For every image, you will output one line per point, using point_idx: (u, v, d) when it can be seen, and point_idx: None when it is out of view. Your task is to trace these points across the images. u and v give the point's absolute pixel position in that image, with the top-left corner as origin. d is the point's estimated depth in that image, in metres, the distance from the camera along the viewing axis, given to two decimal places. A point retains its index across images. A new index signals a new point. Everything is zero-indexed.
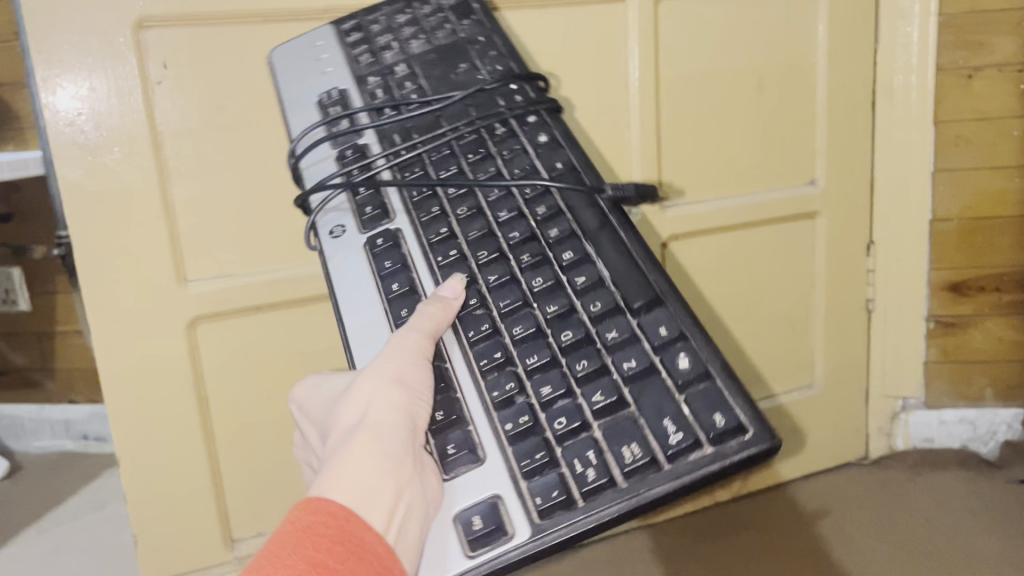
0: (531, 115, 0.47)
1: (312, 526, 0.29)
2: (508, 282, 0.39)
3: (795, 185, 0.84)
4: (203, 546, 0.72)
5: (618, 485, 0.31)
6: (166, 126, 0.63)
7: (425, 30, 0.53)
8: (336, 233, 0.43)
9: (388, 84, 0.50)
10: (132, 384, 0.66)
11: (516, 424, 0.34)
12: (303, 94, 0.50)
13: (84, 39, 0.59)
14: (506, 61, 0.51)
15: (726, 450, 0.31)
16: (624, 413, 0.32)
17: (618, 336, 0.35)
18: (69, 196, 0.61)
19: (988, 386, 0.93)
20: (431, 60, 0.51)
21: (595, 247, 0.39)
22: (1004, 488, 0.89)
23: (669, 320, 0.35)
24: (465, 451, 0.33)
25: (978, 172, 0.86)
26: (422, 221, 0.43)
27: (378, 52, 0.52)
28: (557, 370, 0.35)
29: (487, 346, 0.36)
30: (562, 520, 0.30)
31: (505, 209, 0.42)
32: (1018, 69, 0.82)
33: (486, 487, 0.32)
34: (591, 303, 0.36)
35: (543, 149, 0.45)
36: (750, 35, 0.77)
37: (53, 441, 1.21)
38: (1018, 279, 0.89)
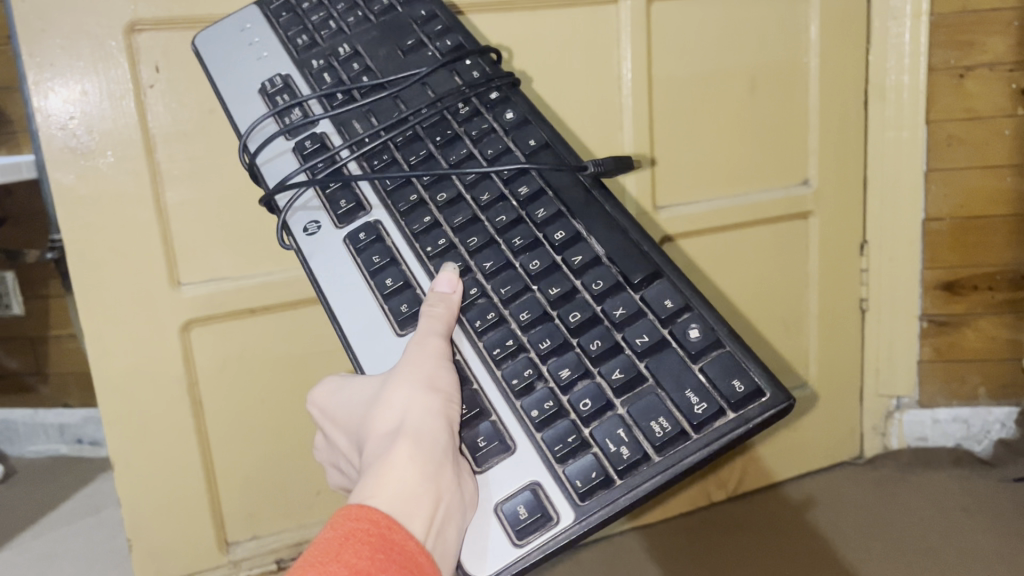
0: (492, 91, 0.46)
1: (356, 533, 0.29)
2: (505, 268, 0.39)
3: (789, 185, 0.84)
4: (199, 549, 0.72)
5: (652, 459, 0.32)
6: (159, 129, 0.63)
7: (359, 4, 0.50)
8: (311, 230, 0.43)
9: (333, 67, 0.48)
10: (125, 388, 0.66)
11: (541, 410, 0.35)
12: (245, 85, 0.48)
13: (75, 43, 0.59)
14: (453, 33, 0.49)
15: (749, 413, 0.33)
16: (645, 388, 0.34)
17: (625, 312, 0.36)
18: (62, 201, 0.61)
19: (981, 385, 0.93)
20: (374, 36, 0.49)
21: (585, 224, 0.40)
22: (998, 486, 0.90)
23: (672, 291, 0.36)
24: (496, 442, 0.34)
25: (971, 171, 0.86)
26: (402, 211, 0.42)
27: (316, 32, 0.50)
28: (572, 352, 0.36)
29: (499, 336, 0.37)
30: (605, 499, 0.32)
31: (486, 192, 0.42)
32: (1010, 68, 0.82)
33: (522, 475, 0.33)
34: (592, 282, 0.37)
35: (512, 127, 0.44)
36: (742, 35, 0.78)
37: (46, 446, 1.20)
38: (1010, 278, 0.89)
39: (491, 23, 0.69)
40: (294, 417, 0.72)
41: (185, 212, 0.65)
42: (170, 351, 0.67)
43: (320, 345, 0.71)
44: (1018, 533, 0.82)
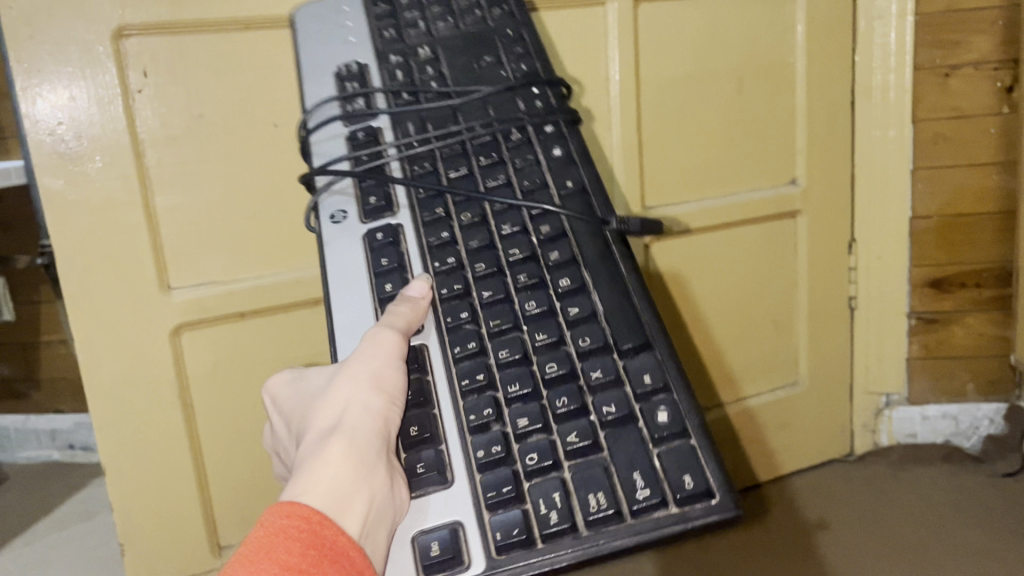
0: (549, 125, 0.46)
1: (287, 529, 0.29)
2: (501, 301, 0.39)
3: (776, 184, 0.85)
4: (192, 554, 0.72)
5: (578, 532, 0.31)
6: (147, 134, 0.63)
7: (453, 10, 0.51)
8: (337, 218, 0.44)
9: (409, 67, 0.49)
10: (116, 393, 0.66)
11: (488, 452, 0.34)
12: (323, 61, 0.49)
13: (63, 49, 0.59)
14: (532, 59, 0.49)
15: (690, 514, 0.31)
16: (597, 457, 0.33)
17: (602, 377, 0.35)
18: (50, 206, 0.60)
19: (970, 381, 0.93)
20: (456, 45, 0.49)
21: (594, 277, 0.39)
22: (986, 482, 0.90)
23: (654, 368, 0.35)
24: (434, 471, 0.34)
25: (957, 169, 0.86)
26: (425, 222, 0.43)
27: (404, 29, 0.50)
28: (537, 403, 0.35)
29: (470, 366, 0.37)
30: (518, 559, 0.31)
31: (509, 223, 0.42)
32: (995, 66, 0.83)
33: (449, 513, 0.33)
34: (580, 337, 0.37)
35: (555, 163, 0.44)
36: (729, 36, 0.78)
37: (39, 451, 1.20)
38: (998, 274, 0.89)
39: None
40: None
41: (175, 217, 0.65)
42: (161, 355, 0.67)
43: (310, 347, 0.71)
44: (1009, 528, 0.82)
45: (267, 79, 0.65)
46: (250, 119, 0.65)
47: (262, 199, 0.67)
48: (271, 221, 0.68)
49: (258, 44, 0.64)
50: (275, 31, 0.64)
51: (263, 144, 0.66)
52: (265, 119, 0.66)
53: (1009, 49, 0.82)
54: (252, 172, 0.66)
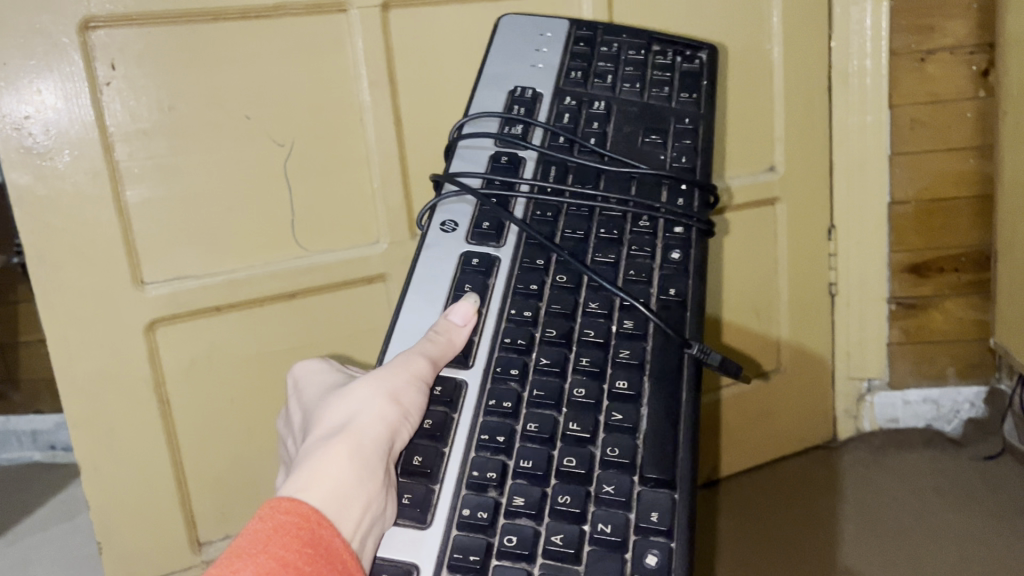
0: (680, 226, 0.45)
1: (285, 525, 0.31)
2: (558, 373, 0.40)
3: (756, 171, 0.85)
4: (169, 550, 0.71)
5: None
6: (117, 128, 0.62)
7: (646, 80, 0.51)
8: (447, 228, 0.45)
9: (579, 114, 0.49)
10: (91, 389, 0.65)
11: (473, 514, 0.35)
12: (506, 80, 0.51)
13: (28, 41, 0.58)
14: (696, 156, 0.47)
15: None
16: (568, 567, 0.34)
17: (613, 493, 0.36)
18: (19, 201, 0.60)
19: (949, 365, 0.94)
20: (632, 113, 0.49)
21: (653, 389, 0.39)
22: (967, 464, 0.91)
23: (665, 510, 0.35)
24: (417, 507, 0.36)
25: (934, 155, 0.86)
26: (522, 266, 0.43)
27: (592, 76, 0.51)
28: (540, 488, 0.36)
29: (496, 425, 0.38)
30: None
31: (596, 302, 0.42)
32: (971, 51, 0.82)
33: (410, 552, 0.35)
34: (609, 447, 0.37)
35: (668, 269, 0.43)
36: (705, 23, 0.78)
37: (20, 453, 1.19)
38: (974, 259, 0.89)
39: (451, 14, 0.69)
40: (265, 412, 0.72)
41: (147, 210, 0.64)
42: (135, 352, 0.66)
43: (287, 341, 0.71)
44: (989, 512, 0.83)
45: (240, 71, 0.64)
46: (220, 111, 0.64)
47: (233, 191, 0.66)
48: (244, 214, 0.67)
49: (229, 34, 0.63)
50: (244, 20, 0.63)
51: (234, 136, 0.65)
52: (237, 111, 0.65)
53: (984, 33, 0.82)
54: (224, 165, 0.66)
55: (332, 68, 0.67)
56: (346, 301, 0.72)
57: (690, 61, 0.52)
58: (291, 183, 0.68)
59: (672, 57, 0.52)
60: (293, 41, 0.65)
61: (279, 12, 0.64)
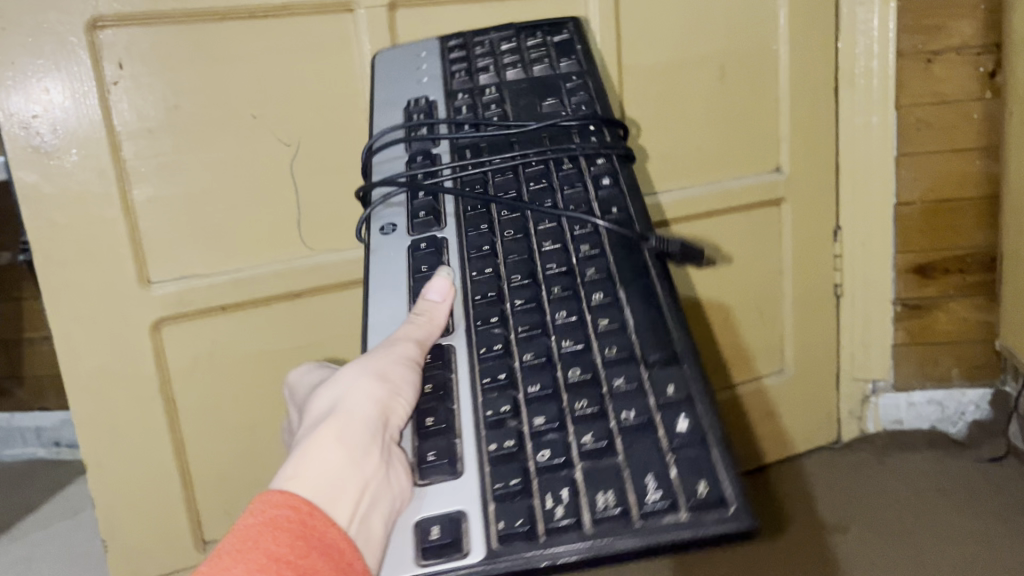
0: (601, 158, 0.44)
1: (276, 519, 0.27)
2: (533, 307, 0.37)
3: (761, 172, 0.85)
4: (174, 549, 0.72)
5: (583, 530, 0.28)
6: (124, 127, 0.62)
7: (525, 60, 0.52)
8: (386, 230, 0.43)
9: (475, 103, 0.49)
10: (96, 388, 0.66)
11: (500, 445, 0.31)
12: (395, 99, 0.51)
13: (36, 40, 0.58)
14: (592, 103, 0.48)
15: (703, 521, 0.27)
16: (610, 460, 0.30)
17: (624, 384, 0.32)
18: (26, 200, 0.60)
19: (954, 366, 0.94)
20: (521, 88, 0.49)
21: (628, 290, 0.36)
22: (971, 466, 0.90)
23: (679, 379, 0.32)
24: (444, 460, 0.31)
25: (939, 155, 0.86)
26: (469, 235, 0.42)
27: (474, 73, 0.52)
28: (556, 405, 0.32)
29: (493, 366, 0.35)
30: (520, 552, 0.28)
31: (549, 239, 0.40)
32: (977, 52, 0.82)
33: (454, 501, 0.30)
34: (606, 347, 0.34)
35: (604, 192, 0.42)
36: (710, 24, 0.78)
37: (24, 449, 1.19)
38: (981, 260, 0.89)
39: (457, 16, 0.69)
40: (270, 412, 0.72)
41: (153, 209, 0.64)
42: (140, 350, 0.66)
43: (293, 341, 0.71)
44: (993, 513, 0.82)
45: (246, 70, 0.64)
46: (225, 111, 0.64)
47: (239, 192, 0.66)
48: (249, 214, 0.67)
49: (235, 34, 0.63)
50: (251, 20, 0.63)
51: (240, 136, 0.65)
52: (243, 109, 0.65)
53: (991, 33, 0.82)
54: (230, 165, 0.66)
55: (338, 68, 0.67)
56: (350, 301, 0.72)
57: (558, 35, 0.53)
58: (297, 184, 0.68)
59: (540, 37, 0.53)
60: (299, 40, 0.65)
61: (286, 12, 0.64)
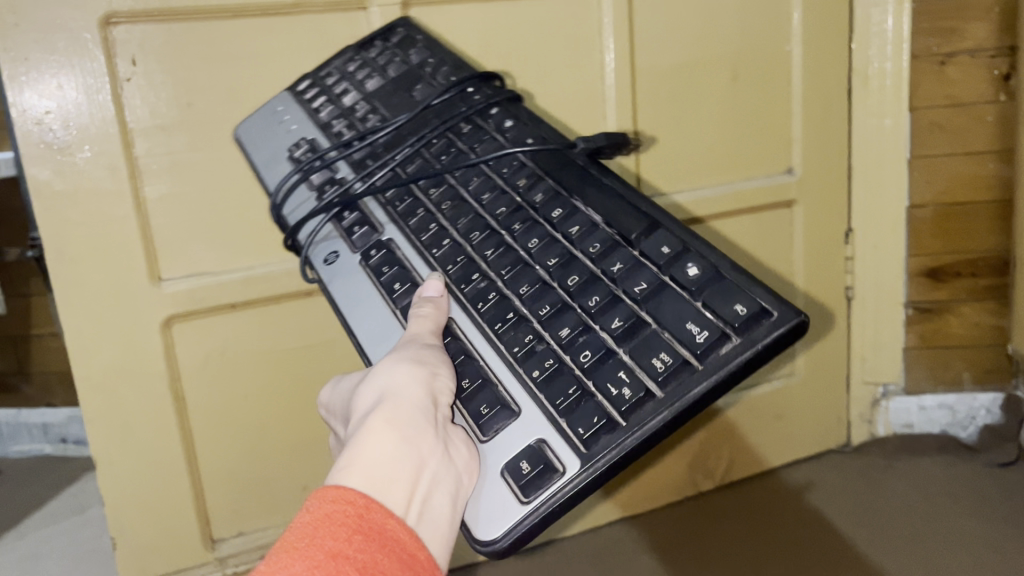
0: (493, 108, 0.47)
1: (333, 514, 0.26)
2: (506, 250, 0.37)
3: (773, 173, 0.84)
4: (184, 546, 0.72)
5: (657, 395, 0.30)
6: (136, 123, 0.62)
7: (376, 68, 0.52)
8: (330, 259, 0.42)
9: (351, 120, 0.48)
10: (107, 385, 0.66)
11: (542, 368, 0.32)
12: (273, 152, 0.49)
13: (49, 36, 0.58)
14: (458, 71, 0.50)
15: (756, 336, 0.30)
16: (646, 331, 0.31)
17: (623, 267, 0.34)
18: (38, 197, 0.60)
19: (965, 370, 0.93)
20: (386, 91, 0.50)
21: (583, 197, 0.38)
22: (982, 471, 0.90)
23: (668, 237, 0.34)
24: (499, 408, 0.32)
25: (953, 158, 0.85)
26: (412, 226, 0.41)
27: (333, 98, 0.51)
28: (573, 312, 0.33)
29: (497, 311, 0.35)
30: (610, 441, 0.29)
31: (487, 191, 0.41)
32: (991, 54, 0.81)
33: (527, 434, 0.31)
34: (590, 246, 0.35)
35: (512, 132, 0.44)
36: (723, 24, 0.77)
37: (31, 445, 1.19)
38: (994, 263, 0.88)
39: (470, 15, 0.69)
40: (281, 410, 0.72)
41: (165, 206, 0.64)
42: (151, 347, 0.66)
43: (303, 340, 0.71)
44: (1004, 519, 0.82)
45: (259, 68, 0.64)
46: (238, 108, 0.64)
47: (250, 189, 0.66)
48: (260, 212, 0.67)
49: (248, 32, 0.63)
50: (264, 17, 0.63)
51: None
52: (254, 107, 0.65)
53: (1005, 36, 0.81)
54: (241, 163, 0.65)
55: None
56: None
57: (393, 37, 0.55)
58: None
59: (381, 44, 0.54)
60: (311, 38, 0.65)
61: (298, 9, 0.64)
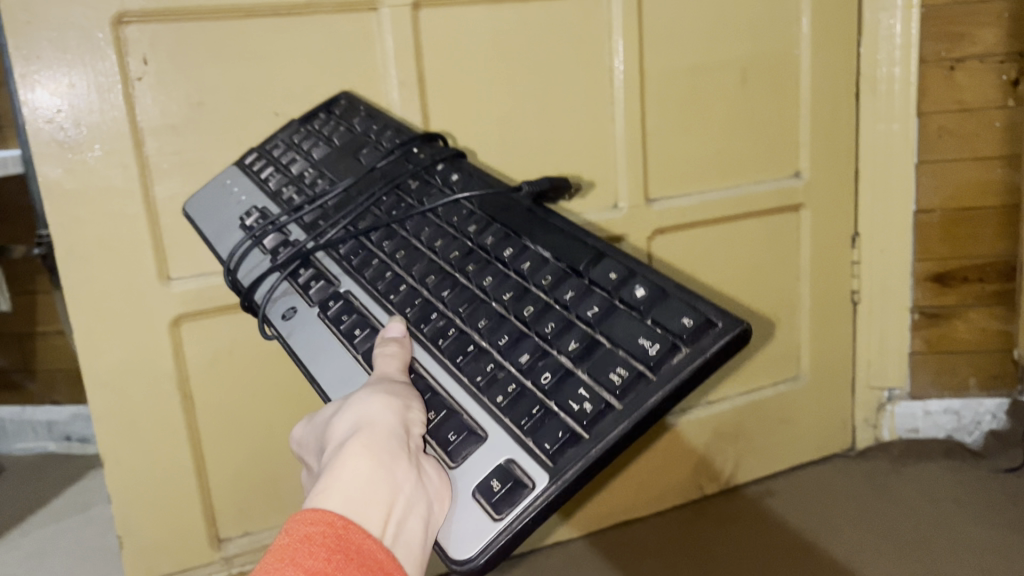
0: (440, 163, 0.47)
1: (312, 535, 0.26)
2: (462, 290, 0.37)
3: (779, 177, 0.84)
4: (190, 545, 0.72)
5: (616, 408, 0.30)
6: (147, 122, 0.62)
7: (321, 138, 0.53)
8: (288, 315, 0.42)
9: (299, 186, 0.48)
10: (115, 383, 0.66)
11: (505, 394, 0.32)
12: (224, 224, 0.49)
13: (62, 35, 0.58)
14: (401, 132, 0.50)
15: (703, 345, 0.30)
16: (600, 350, 0.31)
17: (574, 293, 0.34)
18: (49, 195, 0.60)
19: (971, 376, 0.93)
20: (332, 157, 0.50)
21: (532, 235, 0.38)
22: (988, 476, 0.90)
23: (614, 263, 0.34)
24: (466, 433, 0.32)
25: (962, 163, 0.86)
26: (368, 278, 0.41)
27: (280, 167, 0.51)
28: (530, 339, 0.33)
29: (457, 344, 0.35)
30: (575, 455, 0.29)
31: (438, 238, 0.41)
32: (1000, 60, 0.83)
33: (495, 455, 0.31)
34: (542, 278, 0.35)
35: (458, 182, 0.44)
36: (734, 28, 0.78)
37: (35, 443, 1.19)
38: (1000, 269, 0.89)
39: (481, 16, 0.69)
40: (287, 410, 0.72)
41: (174, 206, 0.64)
42: (159, 346, 0.66)
43: None
44: (1010, 524, 0.82)
45: (270, 68, 0.64)
46: (249, 108, 0.64)
47: None
48: None
49: (259, 32, 0.63)
50: (276, 17, 0.63)
51: (263, 133, 0.65)
52: (265, 107, 0.65)
53: (1014, 42, 0.82)
54: None
55: (364, 67, 0.67)
56: None
57: (338, 109, 0.56)
58: None
59: (325, 115, 0.55)
60: (324, 38, 0.65)
61: (310, 9, 0.64)
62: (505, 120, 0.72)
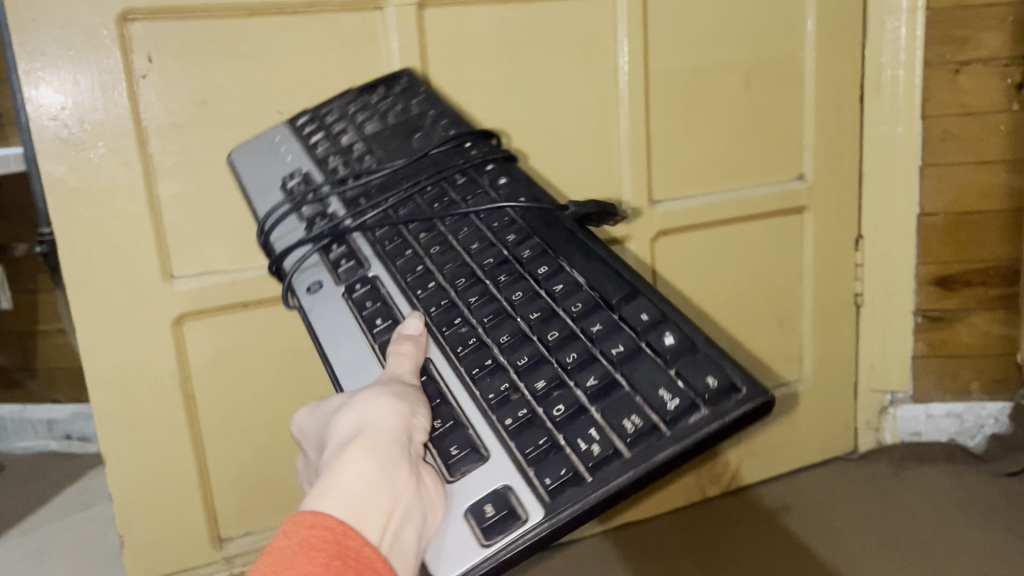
0: (489, 164, 0.47)
1: (310, 539, 0.26)
2: (489, 300, 0.37)
3: (783, 180, 0.84)
4: (191, 545, 0.72)
5: (624, 455, 0.29)
6: (152, 120, 0.62)
7: (378, 112, 0.53)
8: (312, 288, 0.42)
9: (347, 157, 0.48)
10: (117, 381, 0.65)
11: (515, 417, 0.32)
12: (267, 180, 0.49)
13: (66, 32, 0.58)
14: (457, 125, 0.50)
15: (724, 408, 0.29)
16: (619, 392, 0.31)
17: (602, 328, 0.33)
18: (53, 192, 0.60)
19: (974, 379, 0.93)
20: (384, 134, 0.50)
21: (569, 259, 0.38)
22: (990, 480, 0.90)
23: (649, 306, 0.33)
24: (468, 450, 0.31)
25: (966, 167, 0.86)
26: (399, 266, 0.41)
27: (331, 135, 0.51)
28: (551, 366, 0.33)
29: (476, 356, 0.35)
30: (575, 495, 0.29)
31: (474, 240, 0.41)
32: (1005, 63, 0.82)
33: (495, 479, 0.30)
34: (571, 305, 0.35)
35: (504, 189, 0.44)
36: (739, 29, 0.77)
37: (37, 441, 1.19)
38: (1003, 273, 0.89)
39: (486, 16, 0.69)
40: (289, 410, 0.72)
41: (178, 204, 0.64)
42: (161, 344, 0.66)
43: None
44: (1011, 528, 0.82)
45: (274, 66, 0.64)
46: (253, 106, 0.64)
47: None
48: None
49: (263, 31, 0.63)
50: (281, 15, 0.63)
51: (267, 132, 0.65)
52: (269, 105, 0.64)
53: (1017, 46, 0.82)
54: None
55: (369, 66, 0.67)
56: None
57: (394, 89, 0.56)
58: None
59: (384, 93, 0.55)
60: (328, 36, 0.65)
61: (315, 8, 0.64)
62: (509, 120, 0.72)
